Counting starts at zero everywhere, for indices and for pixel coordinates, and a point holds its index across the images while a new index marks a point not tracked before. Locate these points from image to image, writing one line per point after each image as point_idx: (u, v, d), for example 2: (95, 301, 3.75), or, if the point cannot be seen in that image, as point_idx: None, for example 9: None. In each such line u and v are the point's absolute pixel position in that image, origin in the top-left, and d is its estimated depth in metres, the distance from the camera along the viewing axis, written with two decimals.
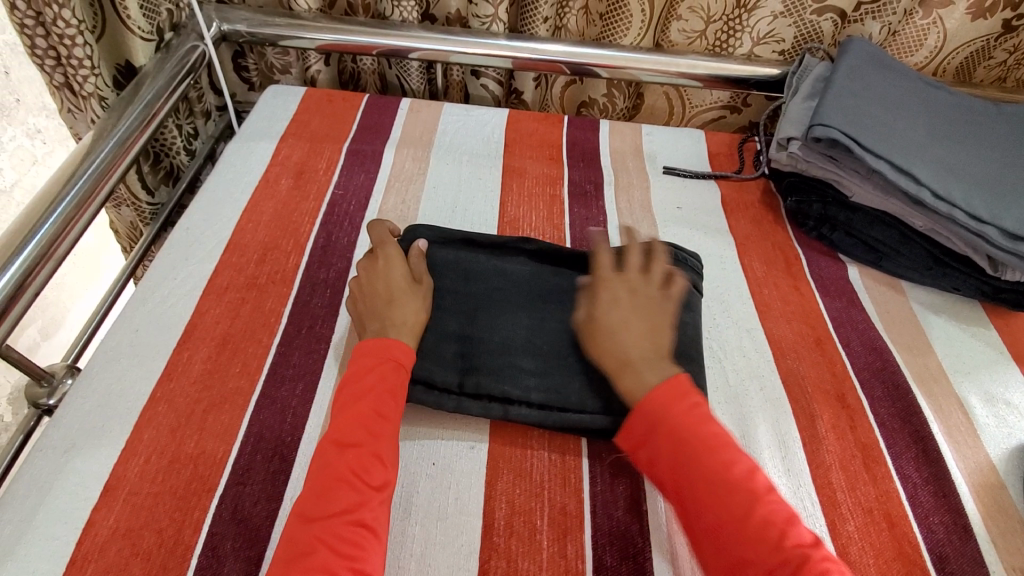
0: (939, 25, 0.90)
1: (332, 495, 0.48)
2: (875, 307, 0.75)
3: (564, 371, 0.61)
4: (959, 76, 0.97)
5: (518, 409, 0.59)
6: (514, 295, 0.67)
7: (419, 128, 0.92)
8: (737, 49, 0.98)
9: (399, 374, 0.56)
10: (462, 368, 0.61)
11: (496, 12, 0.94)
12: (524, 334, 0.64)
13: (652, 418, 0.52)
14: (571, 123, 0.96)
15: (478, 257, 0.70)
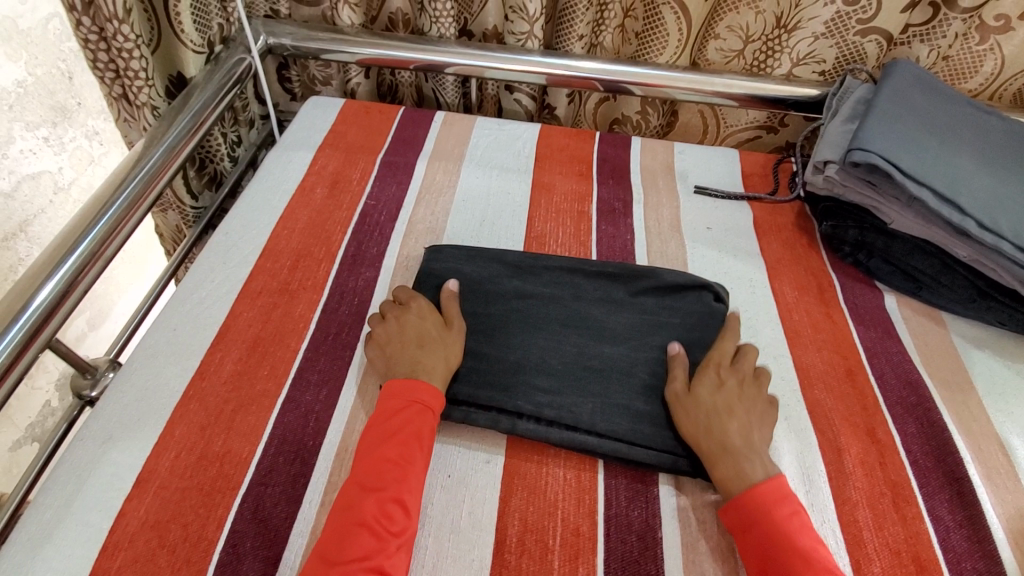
0: (997, 51, 0.86)
1: (352, 540, 0.49)
2: (912, 339, 0.72)
3: (578, 393, 0.61)
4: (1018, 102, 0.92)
5: (525, 425, 0.59)
6: (533, 317, 0.67)
7: (452, 142, 0.94)
8: (775, 69, 0.96)
9: (425, 415, 0.57)
10: (474, 382, 0.62)
11: (532, 30, 0.95)
12: (541, 355, 0.64)
13: (754, 512, 0.52)
14: (602, 139, 0.96)
15: (504, 274, 0.71)
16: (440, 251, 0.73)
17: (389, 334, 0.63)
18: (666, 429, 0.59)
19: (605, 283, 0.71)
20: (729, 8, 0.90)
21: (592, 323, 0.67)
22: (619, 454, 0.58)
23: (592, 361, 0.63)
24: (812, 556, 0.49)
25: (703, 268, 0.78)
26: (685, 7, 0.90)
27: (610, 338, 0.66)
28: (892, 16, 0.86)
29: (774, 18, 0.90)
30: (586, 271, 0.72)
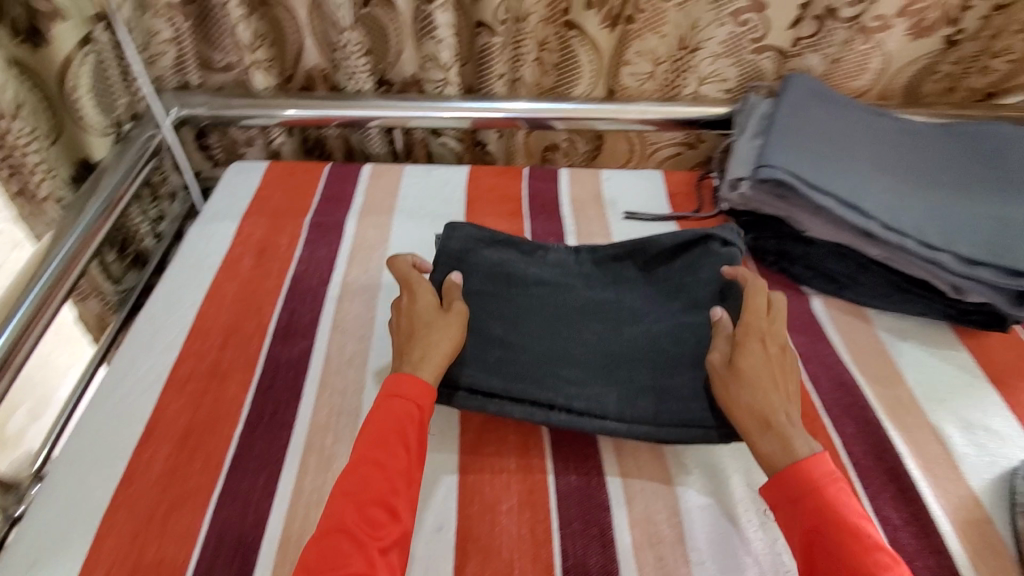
0: (880, 49, 0.91)
1: (334, 556, 0.48)
2: (842, 339, 0.74)
3: (602, 381, 0.64)
4: (909, 95, 1.01)
5: (558, 415, 0.62)
6: (552, 305, 0.70)
7: (382, 194, 0.93)
8: (685, 88, 1.00)
9: (410, 411, 0.57)
10: (504, 374, 0.64)
11: (448, 77, 0.96)
12: (562, 345, 0.67)
13: (800, 484, 0.52)
14: (531, 175, 0.97)
15: (519, 262, 0.73)
16: (457, 231, 0.74)
17: (400, 332, 0.64)
18: (694, 402, 0.62)
19: (613, 266, 0.75)
20: (634, 36, 0.93)
21: (606, 309, 0.70)
22: (648, 434, 0.61)
23: (613, 347, 0.67)
24: (862, 533, 0.49)
25: None
26: (596, 46, 0.94)
27: (626, 322, 0.69)
28: (782, 33, 0.91)
29: (677, 41, 0.94)
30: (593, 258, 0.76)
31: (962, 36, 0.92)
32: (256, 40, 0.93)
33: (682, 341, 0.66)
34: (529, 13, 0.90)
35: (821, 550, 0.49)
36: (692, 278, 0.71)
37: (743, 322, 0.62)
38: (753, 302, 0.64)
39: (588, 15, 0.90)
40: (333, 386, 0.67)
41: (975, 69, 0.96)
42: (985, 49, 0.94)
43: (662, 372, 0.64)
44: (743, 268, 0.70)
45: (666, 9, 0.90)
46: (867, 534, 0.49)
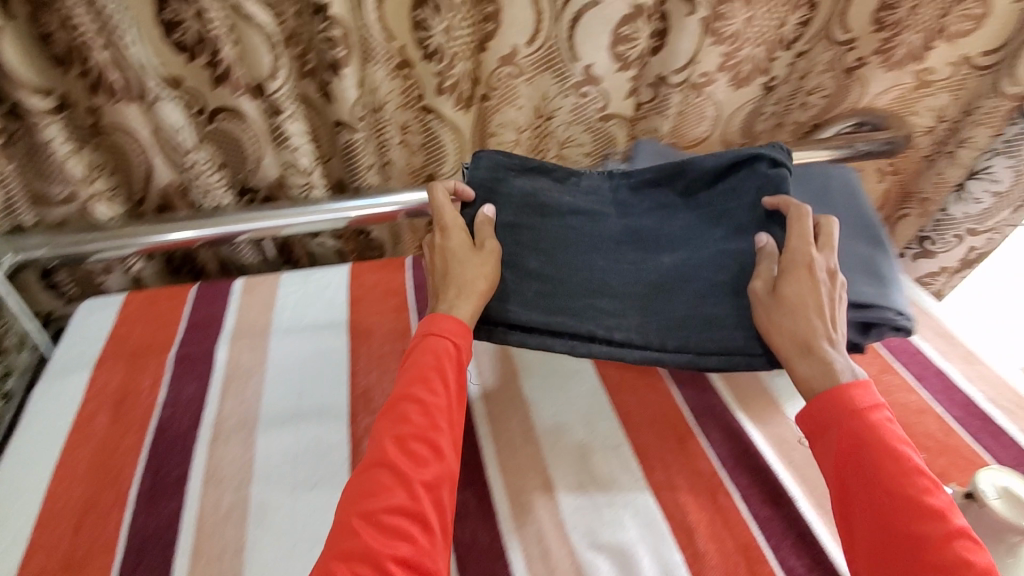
0: (711, 99, 1.00)
1: (381, 491, 0.57)
2: (727, 385, 0.77)
3: (637, 312, 0.72)
4: (747, 130, 1.09)
5: (599, 346, 0.70)
6: (587, 234, 0.77)
7: (256, 309, 0.88)
8: (548, 150, 1.06)
9: (443, 350, 0.65)
10: (544, 307, 0.71)
11: (311, 180, 0.94)
12: (601, 275, 0.74)
13: (839, 412, 0.60)
14: (413, 264, 0.95)
15: (550, 188, 0.78)
16: (483, 159, 0.78)
17: (435, 268, 0.72)
18: (734, 329, 0.70)
19: (649, 190, 0.81)
20: (494, 109, 0.96)
21: (644, 238, 0.78)
22: (691, 362, 0.69)
23: (654, 277, 0.74)
24: (899, 454, 0.57)
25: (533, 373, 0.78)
26: (456, 125, 0.95)
27: (665, 250, 0.76)
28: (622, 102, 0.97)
29: (533, 111, 0.98)
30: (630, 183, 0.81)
31: (777, 81, 1.04)
32: (93, 171, 0.87)
33: (723, 266, 0.73)
34: (384, 100, 0.89)
35: (854, 473, 0.57)
36: (735, 201, 0.77)
37: (790, 246, 0.70)
38: (800, 224, 0.70)
39: (441, 100, 0.90)
40: (210, 553, 0.60)
41: (796, 104, 1.08)
42: (799, 88, 1.06)
43: (688, 303, 0.72)
44: (787, 196, 0.74)
45: (516, 84, 0.94)
46: (907, 460, 0.57)
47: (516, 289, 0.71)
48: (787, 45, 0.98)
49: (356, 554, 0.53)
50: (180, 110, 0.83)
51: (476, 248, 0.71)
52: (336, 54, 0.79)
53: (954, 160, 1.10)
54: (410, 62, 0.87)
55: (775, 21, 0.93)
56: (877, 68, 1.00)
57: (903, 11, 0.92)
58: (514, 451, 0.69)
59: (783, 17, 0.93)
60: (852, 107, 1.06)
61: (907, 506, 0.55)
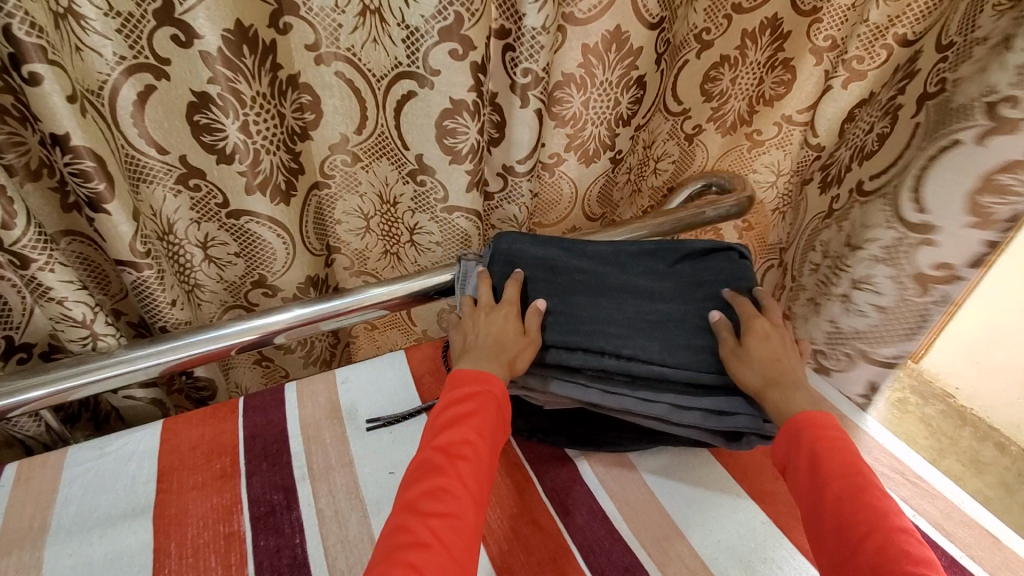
0: (566, 176, 0.97)
1: (435, 500, 0.54)
2: (615, 505, 0.69)
3: (644, 335, 0.70)
4: (604, 201, 1.06)
5: (611, 359, 0.67)
6: (591, 282, 0.76)
7: (26, 512, 0.67)
8: (401, 237, 0.98)
9: (485, 393, 0.62)
10: (559, 331, 0.69)
11: (95, 330, 0.76)
12: (604, 313, 0.72)
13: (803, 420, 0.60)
14: (247, 406, 0.80)
15: (563, 254, 0.78)
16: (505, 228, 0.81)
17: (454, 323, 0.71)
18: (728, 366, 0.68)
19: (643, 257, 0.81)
20: (333, 198, 0.91)
21: (640, 291, 0.76)
22: (691, 378, 0.66)
23: (651, 317, 0.72)
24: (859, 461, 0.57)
25: None
26: (282, 226, 0.86)
27: (660, 300, 0.75)
28: (464, 196, 0.89)
29: (377, 197, 0.93)
30: (624, 251, 0.80)
31: (624, 154, 1.00)
32: None
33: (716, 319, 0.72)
34: (172, 219, 0.80)
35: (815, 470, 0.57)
36: (714, 273, 0.78)
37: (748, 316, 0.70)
38: (744, 305, 0.72)
39: (254, 200, 0.81)
40: None
41: (649, 171, 1.09)
42: (648, 157, 1.06)
43: (691, 338, 0.70)
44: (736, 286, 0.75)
45: (356, 172, 0.89)
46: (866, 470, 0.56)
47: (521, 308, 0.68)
48: (626, 122, 0.93)
49: (420, 566, 0.49)
50: None
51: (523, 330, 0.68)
52: (94, 188, 0.66)
53: (847, 276, 0.94)
54: (201, 169, 0.78)
55: (607, 101, 0.88)
56: (713, 134, 1.03)
57: (724, 82, 0.96)
58: None
59: (615, 96, 0.88)
60: (700, 168, 1.08)
61: (858, 502, 0.53)
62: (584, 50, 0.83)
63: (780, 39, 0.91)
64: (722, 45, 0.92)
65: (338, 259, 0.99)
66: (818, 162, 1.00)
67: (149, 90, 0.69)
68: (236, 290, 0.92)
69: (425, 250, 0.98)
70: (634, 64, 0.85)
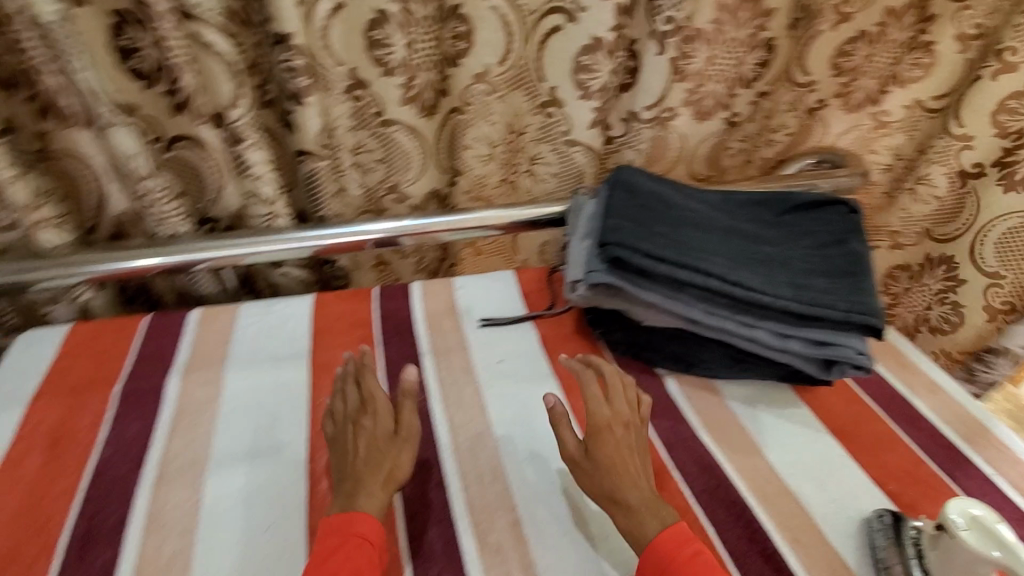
0: (675, 130, 1.02)
1: None
2: (698, 417, 0.76)
3: (748, 269, 0.74)
4: (712, 164, 1.09)
5: (716, 281, 0.71)
6: (700, 219, 0.81)
7: (212, 343, 0.84)
8: (520, 167, 1.06)
9: (362, 549, 0.55)
10: (670, 249, 0.73)
11: (274, 209, 0.91)
12: (712, 245, 0.77)
13: (664, 552, 0.55)
14: (380, 294, 0.94)
15: (674, 195, 0.84)
16: (623, 169, 0.86)
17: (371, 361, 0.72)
18: (833, 300, 0.71)
19: (754, 207, 0.85)
20: (468, 123, 0.97)
21: (747, 234, 0.81)
22: (792, 309, 0.70)
23: (755, 254, 0.77)
24: None
25: (502, 411, 0.76)
26: (417, 130, 0.97)
27: (765, 243, 0.80)
28: (586, 132, 0.98)
29: (506, 126, 1.00)
30: (734, 198, 0.86)
31: (740, 118, 1.04)
32: (39, 197, 0.82)
33: (818, 263, 0.76)
34: (336, 123, 0.92)
35: None
36: (821, 225, 0.82)
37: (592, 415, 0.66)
38: (590, 388, 0.69)
39: (404, 111, 0.93)
40: None
41: (762, 141, 1.07)
42: (764, 127, 1.06)
43: (795, 276, 0.74)
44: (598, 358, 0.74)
45: (490, 101, 0.96)
46: None
47: (635, 230, 0.74)
48: (747, 84, 1.00)
49: None
50: (133, 137, 0.80)
51: (353, 422, 0.66)
52: (298, 83, 0.81)
53: None
54: (365, 82, 0.89)
55: (734, 59, 0.96)
56: (837, 111, 1.02)
57: (859, 58, 0.96)
58: (482, 489, 0.67)
59: (740, 55, 0.96)
60: (814, 148, 1.07)
61: None
62: (718, 8, 0.90)
63: (925, 21, 0.93)
64: (861, 21, 0.94)
65: (460, 182, 1.04)
66: (974, 154, 0.97)
67: (340, 7, 0.82)
68: (373, 196, 1.03)
69: (540, 181, 1.07)
70: (764, 26, 0.94)
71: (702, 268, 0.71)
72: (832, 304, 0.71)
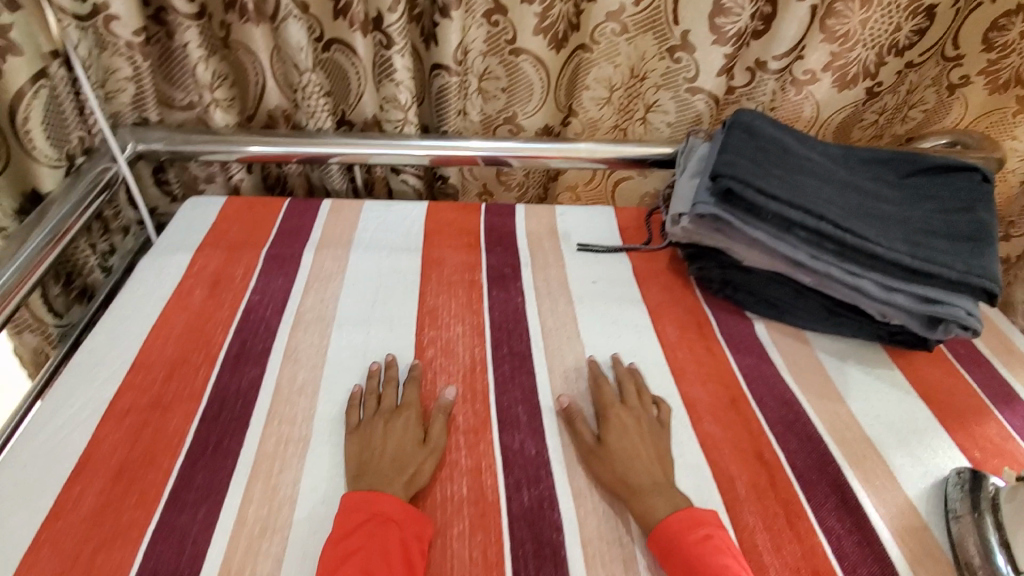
0: (811, 99, 0.99)
1: None
2: (783, 360, 0.78)
3: (863, 220, 0.74)
4: (840, 134, 1.06)
5: (828, 227, 0.72)
6: (819, 167, 0.81)
7: (340, 227, 0.94)
8: (634, 114, 1.09)
9: (388, 524, 0.55)
10: (785, 190, 0.74)
11: (407, 116, 0.99)
12: (828, 193, 0.77)
13: (671, 538, 0.55)
14: (488, 209, 1.01)
15: (793, 141, 0.83)
16: (744, 112, 0.87)
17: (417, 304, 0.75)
18: (949, 260, 0.71)
19: (876, 164, 0.84)
20: (591, 64, 1.00)
21: (865, 188, 0.80)
22: (903, 262, 0.70)
23: (872, 208, 0.76)
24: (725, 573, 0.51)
25: (592, 323, 0.81)
26: (542, 61, 1.00)
27: (884, 199, 0.79)
28: (713, 78, 0.98)
29: (629, 69, 1.02)
30: (855, 153, 0.85)
31: (881, 88, 1.00)
32: (216, 79, 0.95)
33: (938, 224, 0.75)
34: (471, 46, 0.98)
35: None
36: (946, 189, 0.80)
37: (605, 409, 0.67)
38: (604, 388, 0.70)
39: (535, 40, 0.97)
40: (282, 414, 0.66)
41: (898, 119, 1.07)
42: (904, 101, 1.04)
43: (911, 233, 0.74)
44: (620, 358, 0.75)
45: (619, 42, 0.98)
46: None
47: (750, 168, 0.75)
48: (899, 52, 0.96)
49: None
50: (303, 32, 0.90)
51: (388, 407, 0.66)
52: None
53: None
54: (505, 7, 0.94)
55: (888, 26, 0.92)
56: (980, 90, 0.97)
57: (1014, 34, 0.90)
58: (567, 382, 0.73)
59: (899, 21, 0.92)
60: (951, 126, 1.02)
61: None
62: None
63: None
64: None
65: (573, 123, 1.08)
66: None
67: None
68: (490, 124, 1.09)
69: (653, 129, 1.08)
70: None
71: (816, 212, 0.72)
72: (947, 263, 0.70)
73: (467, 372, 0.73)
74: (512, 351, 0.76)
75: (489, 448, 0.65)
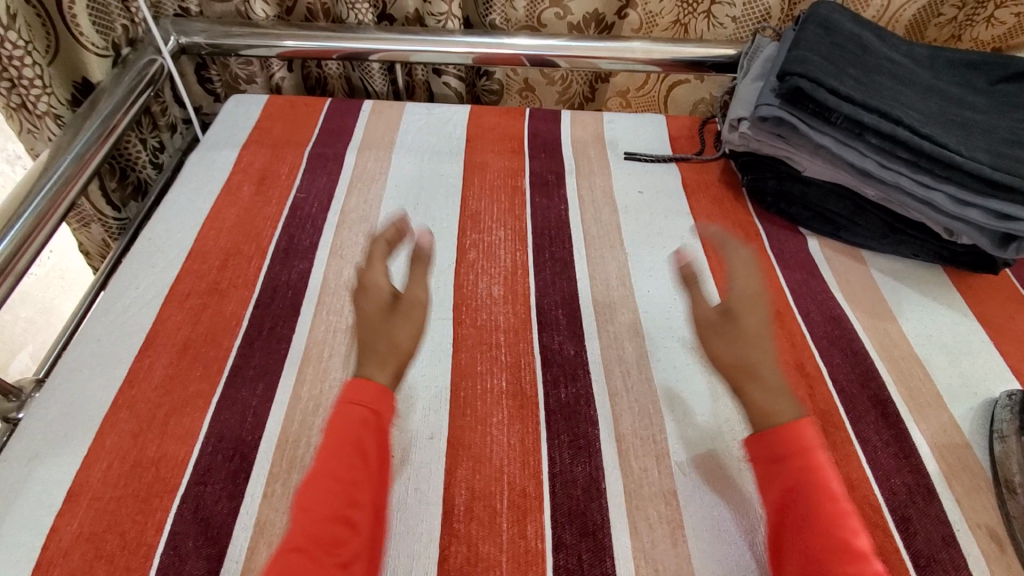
0: None
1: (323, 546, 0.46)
2: (835, 277, 0.75)
3: (943, 127, 0.68)
4: (912, 31, 0.96)
5: (904, 132, 0.66)
6: (899, 70, 0.74)
7: (382, 129, 0.92)
8: (698, 7, 0.97)
9: (374, 414, 0.54)
10: (860, 91, 0.68)
11: (451, 9, 0.93)
12: (907, 97, 0.71)
13: (791, 443, 0.53)
14: (533, 115, 0.97)
15: (874, 40, 0.76)
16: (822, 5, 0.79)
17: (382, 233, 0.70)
18: None
19: (962, 71, 0.78)
20: None
21: (950, 95, 0.73)
22: (983, 173, 0.64)
23: (955, 116, 0.70)
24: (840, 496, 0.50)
25: (638, 234, 0.79)
26: None
27: (971, 109, 0.72)
28: None
29: None
30: (941, 57, 0.78)
31: None
32: None
33: None
34: None
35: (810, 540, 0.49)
36: None
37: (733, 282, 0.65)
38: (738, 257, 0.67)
39: None
40: (330, 306, 0.69)
41: (980, 17, 0.92)
42: None
43: (999, 143, 0.68)
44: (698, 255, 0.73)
45: None
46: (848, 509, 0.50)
47: (823, 65, 0.70)
48: None
49: None
50: None
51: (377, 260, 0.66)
52: None
53: None
54: None
55: None
56: None
57: None
58: (608, 290, 0.72)
59: None
60: None
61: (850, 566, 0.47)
62: None
63: None
64: None
65: (629, 16, 0.98)
66: None
67: None
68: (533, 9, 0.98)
69: (715, 23, 0.98)
70: None
71: (892, 115, 0.66)
72: None
73: (508, 275, 0.73)
74: (554, 257, 0.75)
75: (529, 347, 0.66)
